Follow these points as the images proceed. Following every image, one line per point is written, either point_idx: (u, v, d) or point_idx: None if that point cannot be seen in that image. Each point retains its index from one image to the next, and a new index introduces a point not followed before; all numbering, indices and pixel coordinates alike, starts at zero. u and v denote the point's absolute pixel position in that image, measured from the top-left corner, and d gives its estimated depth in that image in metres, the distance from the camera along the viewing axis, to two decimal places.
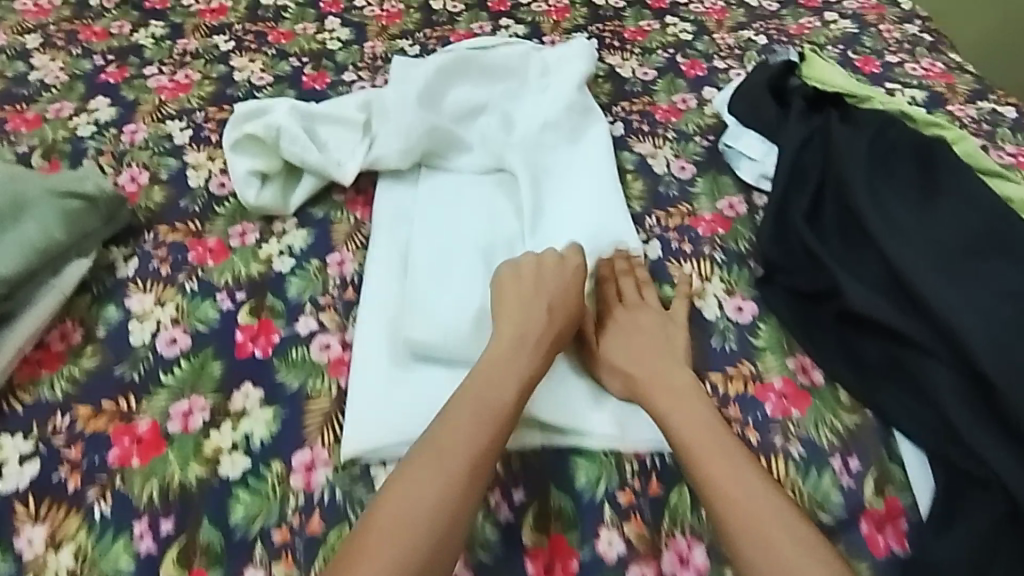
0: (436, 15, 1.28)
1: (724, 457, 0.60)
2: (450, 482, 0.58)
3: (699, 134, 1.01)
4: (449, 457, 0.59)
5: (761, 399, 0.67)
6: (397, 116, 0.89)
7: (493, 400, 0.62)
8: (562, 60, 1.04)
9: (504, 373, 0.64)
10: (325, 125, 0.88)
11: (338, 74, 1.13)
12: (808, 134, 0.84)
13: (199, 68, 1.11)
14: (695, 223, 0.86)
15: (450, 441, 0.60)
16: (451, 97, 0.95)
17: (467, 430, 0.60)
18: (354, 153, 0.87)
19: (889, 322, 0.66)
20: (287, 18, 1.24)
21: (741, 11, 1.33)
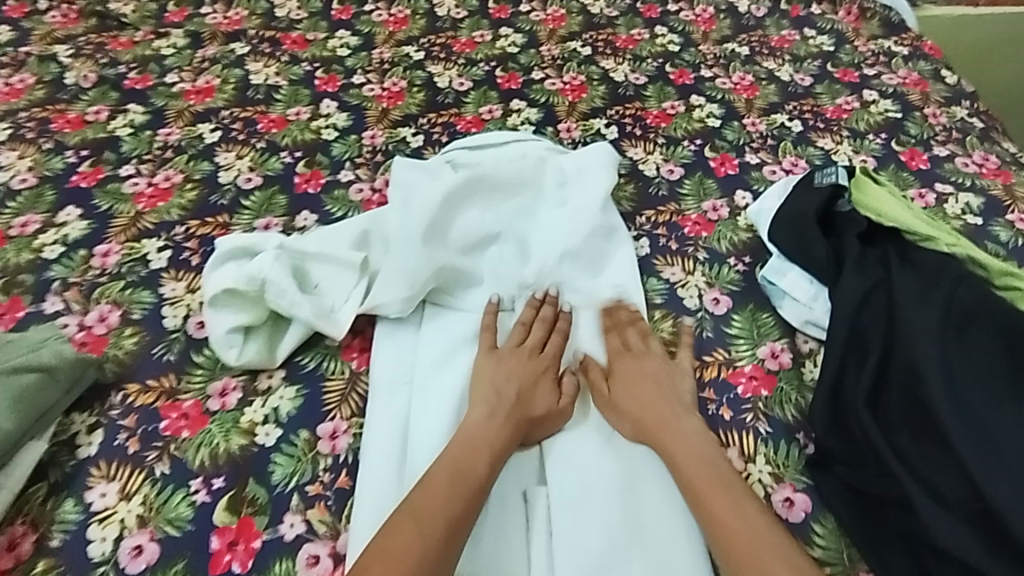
0: (442, 94, 1.18)
1: (710, 486, 0.64)
2: (448, 506, 0.61)
3: (733, 254, 0.92)
4: (447, 486, 0.62)
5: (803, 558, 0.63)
6: (398, 254, 0.80)
7: (486, 432, 0.67)
8: (580, 167, 0.93)
9: (494, 412, 0.69)
10: (317, 265, 0.79)
11: (334, 173, 1.02)
12: (869, 289, 0.74)
13: (181, 166, 1.01)
14: (734, 378, 0.77)
15: (448, 474, 0.63)
16: (458, 223, 0.85)
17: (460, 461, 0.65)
18: (349, 298, 0.78)
19: (976, 563, 0.58)
20: (279, 100, 1.14)
21: (772, 88, 1.23)
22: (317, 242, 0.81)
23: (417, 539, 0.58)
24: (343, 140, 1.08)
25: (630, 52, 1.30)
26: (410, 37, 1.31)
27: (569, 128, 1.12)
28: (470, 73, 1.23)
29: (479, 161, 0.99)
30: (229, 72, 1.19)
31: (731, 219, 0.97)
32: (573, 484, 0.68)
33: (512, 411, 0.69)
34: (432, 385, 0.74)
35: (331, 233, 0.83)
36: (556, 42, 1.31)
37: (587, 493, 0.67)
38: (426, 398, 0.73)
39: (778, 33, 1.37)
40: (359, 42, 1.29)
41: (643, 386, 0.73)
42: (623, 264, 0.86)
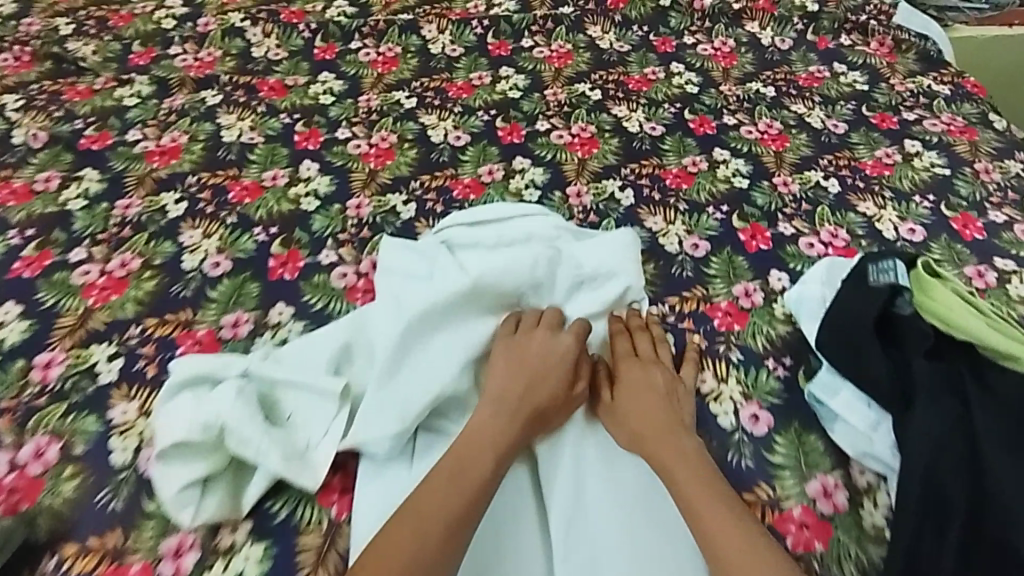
0: (436, 152, 1.06)
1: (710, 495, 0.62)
2: (456, 497, 0.60)
3: (771, 354, 0.80)
4: (448, 485, 0.61)
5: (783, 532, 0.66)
6: (390, 376, 0.70)
7: (491, 424, 0.66)
8: (597, 263, 0.82)
9: (505, 411, 0.67)
10: (289, 393, 0.68)
11: (314, 253, 0.90)
12: (947, 428, 0.63)
13: (139, 247, 0.89)
14: (782, 525, 0.66)
15: (450, 474, 0.62)
16: (460, 332, 0.74)
17: (469, 462, 0.63)
18: (327, 433, 0.67)
19: None
20: (253, 161, 1.01)
21: (804, 137, 1.10)
22: (293, 360, 0.71)
23: (419, 532, 0.58)
24: (325, 211, 0.95)
25: (644, 96, 1.17)
26: (401, 81, 1.19)
27: (579, 193, 1.00)
28: (467, 124, 1.10)
29: (481, 239, 0.88)
30: (198, 127, 1.06)
31: (766, 307, 0.85)
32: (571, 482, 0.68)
33: (525, 405, 0.68)
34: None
35: (307, 345, 0.72)
36: (562, 84, 1.19)
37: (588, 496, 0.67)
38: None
39: (805, 69, 1.24)
40: (344, 88, 1.16)
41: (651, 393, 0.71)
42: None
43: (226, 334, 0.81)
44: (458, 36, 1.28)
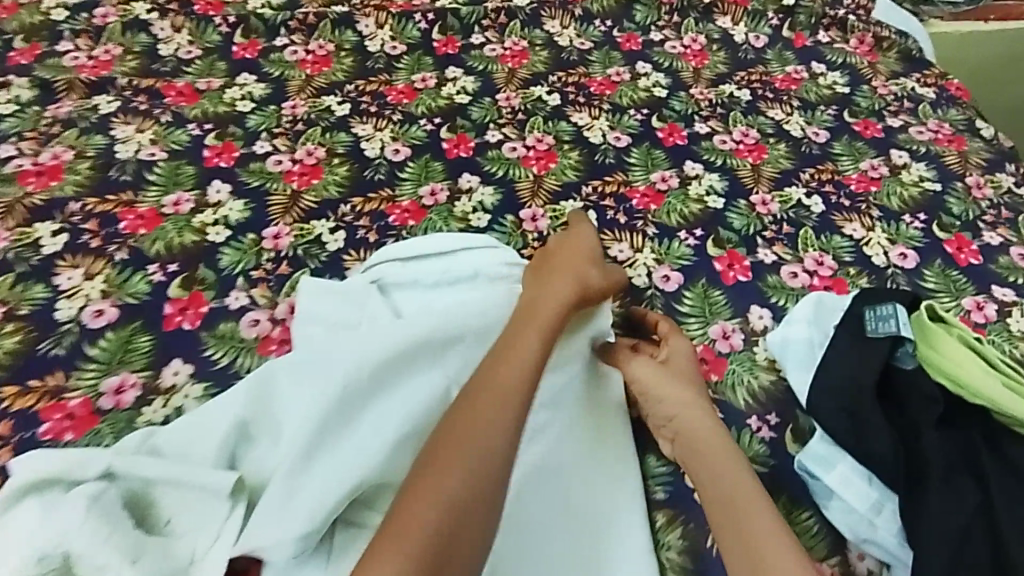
0: (371, 168, 0.92)
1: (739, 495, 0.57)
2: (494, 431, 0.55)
3: (754, 412, 0.69)
4: (469, 441, 0.54)
5: None
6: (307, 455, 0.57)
7: (520, 348, 0.61)
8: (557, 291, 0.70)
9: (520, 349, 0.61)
10: (169, 494, 0.55)
11: (221, 296, 0.76)
12: (965, 518, 0.54)
13: (4, 292, 0.74)
14: None
15: (466, 427, 0.55)
16: (393, 395, 0.62)
17: (488, 418, 0.55)
18: (217, 537, 0.54)
19: None
20: (153, 183, 0.87)
21: (783, 148, 0.99)
22: (184, 447, 0.58)
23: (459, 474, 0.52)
24: (236, 243, 0.82)
25: (608, 101, 1.05)
26: (332, 84, 1.04)
27: (535, 217, 0.88)
28: (408, 134, 0.97)
29: (420, 278, 0.76)
30: (88, 141, 0.91)
31: (747, 350, 0.75)
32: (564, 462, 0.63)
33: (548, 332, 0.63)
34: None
35: (200, 422, 0.59)
36: (516, 87, 1.06)
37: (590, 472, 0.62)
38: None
39: (782, 69, 1.13)
40: (266, 92, 1.02)
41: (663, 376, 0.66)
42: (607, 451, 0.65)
43: (105, 404, 0.67)
44: (400, 31, 1.13)
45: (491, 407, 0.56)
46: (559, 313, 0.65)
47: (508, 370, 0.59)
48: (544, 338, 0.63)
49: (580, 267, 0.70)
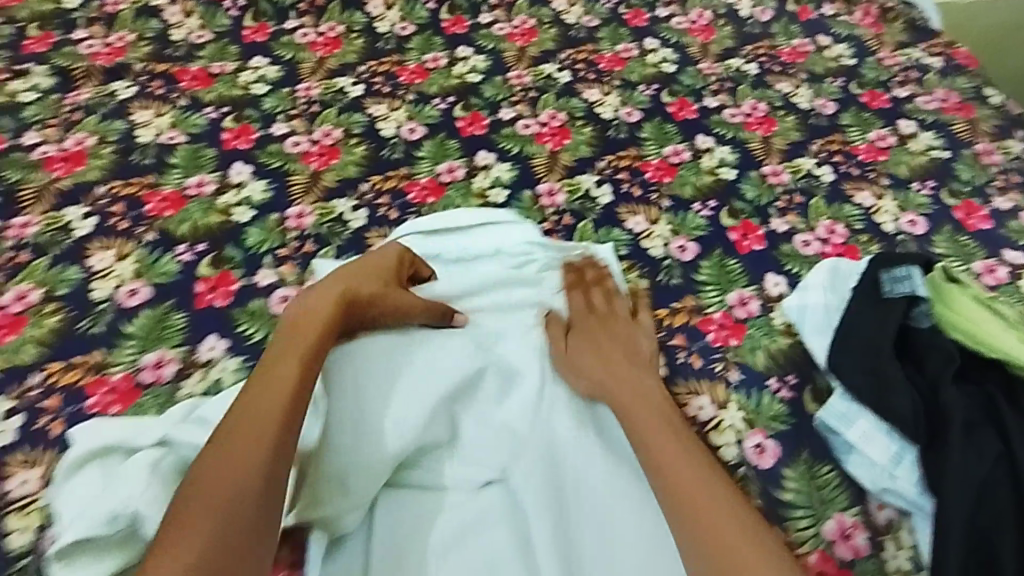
0: (388, 147, 0.93)
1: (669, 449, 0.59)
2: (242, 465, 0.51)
3: (774, 374, 0.72)
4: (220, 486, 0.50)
5: None
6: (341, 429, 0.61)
7: (274, 370, 0.57)
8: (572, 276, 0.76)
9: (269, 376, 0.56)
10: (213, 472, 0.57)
11: (249, 274, 0.78)
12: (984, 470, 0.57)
13: (39, 275, 0.76)
14: None
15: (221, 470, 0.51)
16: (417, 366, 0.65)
17: (235, 449, 0.51)
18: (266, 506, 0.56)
19: None
20: (174, 165, 0.88)
21: (791, 120, 1.01)
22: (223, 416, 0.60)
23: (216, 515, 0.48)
24: (261, 222, 0.83)
25: (618, 77, 1.07)
26: (345, 66, 1.05)
27: (551, 191, 0.89)
28: (422, 114, 0.98)
29: (443, 252, 0.78)
30: (108, 126, 0.92)
31: (764, 317, 0.77)
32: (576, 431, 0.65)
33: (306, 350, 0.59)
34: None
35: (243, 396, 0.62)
36: (526, 65, 1.08)
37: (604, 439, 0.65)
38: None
39: (788, 43, 1.14)
40: (280, 75, 1.03)
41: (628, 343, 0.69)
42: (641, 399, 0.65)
43: (146, 378, 0.69)
44: (409, 12, 1.14)
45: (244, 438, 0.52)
46: (319, 329, 0.61)
47: (272, 399, 0.55)
48: (303, 359, 0.58)
49: (362, 279, 0.66)
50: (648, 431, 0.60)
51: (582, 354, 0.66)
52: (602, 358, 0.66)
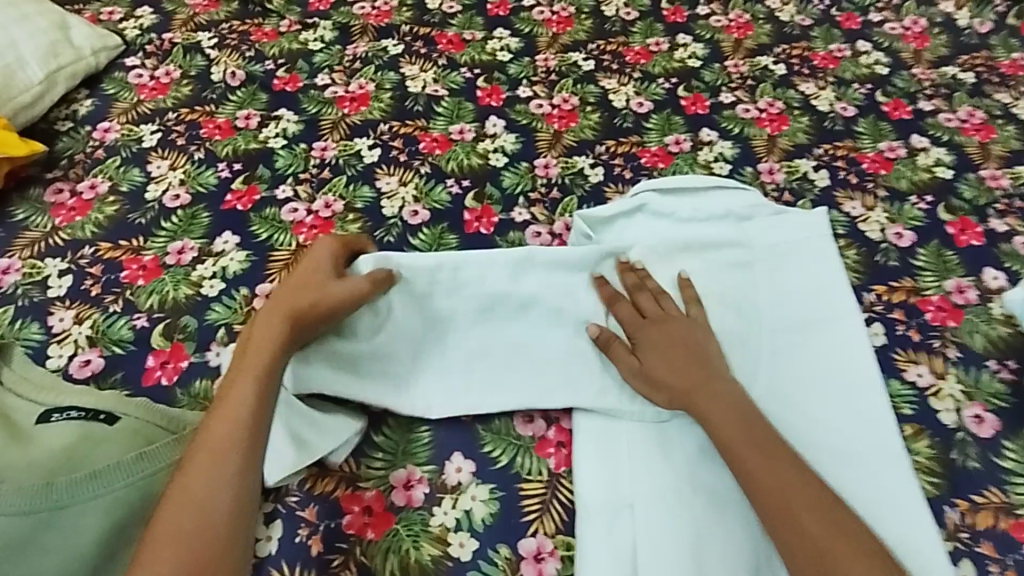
0: (620, 117, 1.04)
1: (747, 435, 0.63)
2: (213, 500, 0.55)
3: (993, 356, 0.76)
4: (201, 525, 0.54)
5: (1020, 539, 0.63)
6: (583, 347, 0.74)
7: (228, 414, 0.59)
8: (795, 246, 0.84)
9: (228, 404, 0.59)
10: (442, 374, 0.72)
11: (507, 210, 0.91)
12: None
13: (340, 189, 0.92)
14: (1020, 533, 0.64)
15: (191, 507, 0.54)
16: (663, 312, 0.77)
17: (188, 483, 0.55)
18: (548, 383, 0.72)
19: None
20: (440, 114, 1.02)
21: (1011, 129, 1.03)
22: (450, 319, 0.74)
23: (182, 544, 0.53)
24: (513, 168, 0.96)
25: (832, 74, 1.12)
26: (577, 42, 1.16)
27: (772, 170, 0.96)
28: (649, 91, 1.08)
29: (675, 212, 0.86)
30: (383, 76, 1.07)
31: (983, 305, 0.81)
32: (797, 376, 0.74)
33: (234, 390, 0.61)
34: (657, 518, 0.64)
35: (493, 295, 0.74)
36: (743, 56, 1.14)
37: (822, 388, 0.73)
38: (653, 552, 0.63)
39: (1008, 56, 1.15)
40: (521, 45, 1.14)
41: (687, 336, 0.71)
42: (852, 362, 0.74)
43: None
44: None
45: (203, 463, 0.56)
46: (270, 355, 0.63)
47: (231, 414, 0.59)
48: (267, 368, 0.62)
49: (302, 292, 0.68)
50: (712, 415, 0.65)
51: (649, 348, 0.70)
52: (654, 352, 0.70)
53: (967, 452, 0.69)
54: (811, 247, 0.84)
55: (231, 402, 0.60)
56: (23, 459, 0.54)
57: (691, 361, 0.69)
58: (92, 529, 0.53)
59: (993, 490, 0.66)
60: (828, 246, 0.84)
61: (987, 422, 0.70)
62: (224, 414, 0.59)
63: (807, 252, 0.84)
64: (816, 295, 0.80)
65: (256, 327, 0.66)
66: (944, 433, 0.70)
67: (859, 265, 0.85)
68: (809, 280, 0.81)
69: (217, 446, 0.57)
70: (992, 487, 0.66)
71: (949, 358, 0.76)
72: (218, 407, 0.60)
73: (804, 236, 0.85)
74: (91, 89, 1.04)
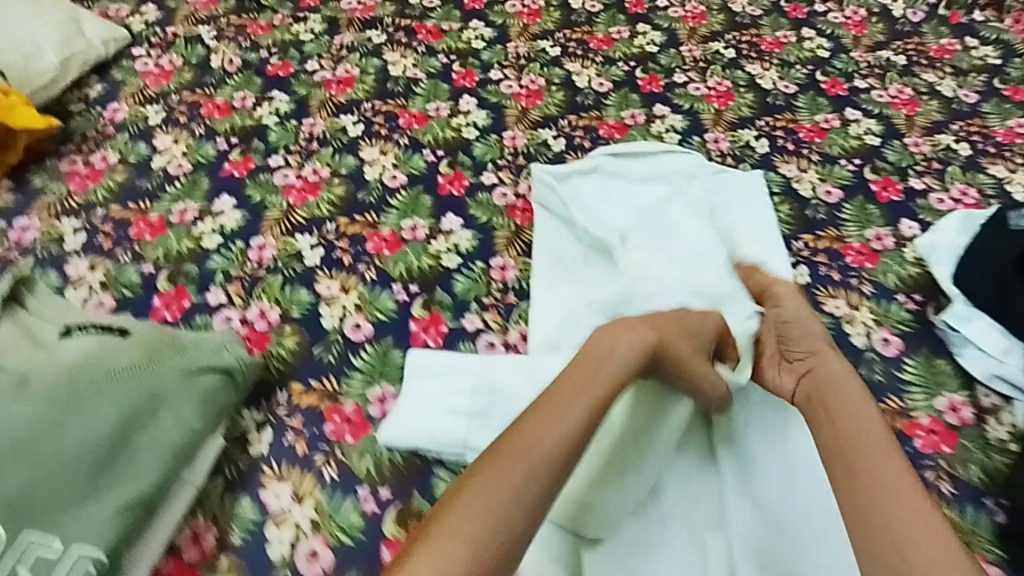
0: (582, 95, 1.14)
1: (866, 468, 0.62)
2: (506, 506, 0.55)
3: (902, 291, 0.86)
4: (490, 537, 0.53)
5: (911, 434, 0.73)
6: (554, 298, 0.85)
7: (549, 431, 0.59)
8: (733, 202, 0.95)
9: (549, 413, 0.60)
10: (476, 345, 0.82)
11: (477, 175, 1.01)
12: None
13: (327, 159, 1.02)
14: (911, 430, 0.73)
15: (484, 512, 0.54)
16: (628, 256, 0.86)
17: (496, 494, 0.55)
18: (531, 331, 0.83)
19: None
20: (418, 94, 1.13)
21: (935, 104, 1.14)
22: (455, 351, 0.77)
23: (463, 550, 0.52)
24: (484, 140, 1.06)
25: (777, 57, 1.23)
26: (545, 31, 1.26)
27: (717, 139, 1.07)
28: (609, 73, 1.18)
29: (628, 171, 0.96)
30: (367, 62, 1.18)
31: (897, 250, 0.91)
32: None
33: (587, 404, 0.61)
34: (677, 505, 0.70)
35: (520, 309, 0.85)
36: (697, 42, 1.25)
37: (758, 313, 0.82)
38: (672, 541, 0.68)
39: (937, 41, 1.27)
40: (493, 35, 1.25)
41: (822, 345, 0.73)
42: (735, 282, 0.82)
43: (407, 236, 0.92)
44: None
45: (513, 475, 0.56)
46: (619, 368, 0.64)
47: (544, 432, 0.59)
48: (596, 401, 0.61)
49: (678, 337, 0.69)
50: (873, 452, 0.63)
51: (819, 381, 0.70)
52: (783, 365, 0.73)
53: (868, 368, 0.78)
54: (748, 202, 0.95)
55: (556, 417, 0.60)
56: (49, 362, 0.64)
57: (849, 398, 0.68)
58: (108, 416, 0.61)
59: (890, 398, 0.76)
60: (763, 199, 0.96)
61: (892, 345, 0.80)
62: (543, 432, 0.59)
63: (746, 207, 0.95)
64: (751, 243, 0.91)
65: (615, 335, 0.67)
66: (853, 354, 0.80)
67: (791, 218, 0.95)
68: (745, 230, 0.92)
69: (518, 465, 0.56)
70: (888, 396, 0.76)
71: (863, 294, 0.86)
72: (533, 422, 0.59)
73: (743, 192, 0.96)
74: (100, 76, 1.14)
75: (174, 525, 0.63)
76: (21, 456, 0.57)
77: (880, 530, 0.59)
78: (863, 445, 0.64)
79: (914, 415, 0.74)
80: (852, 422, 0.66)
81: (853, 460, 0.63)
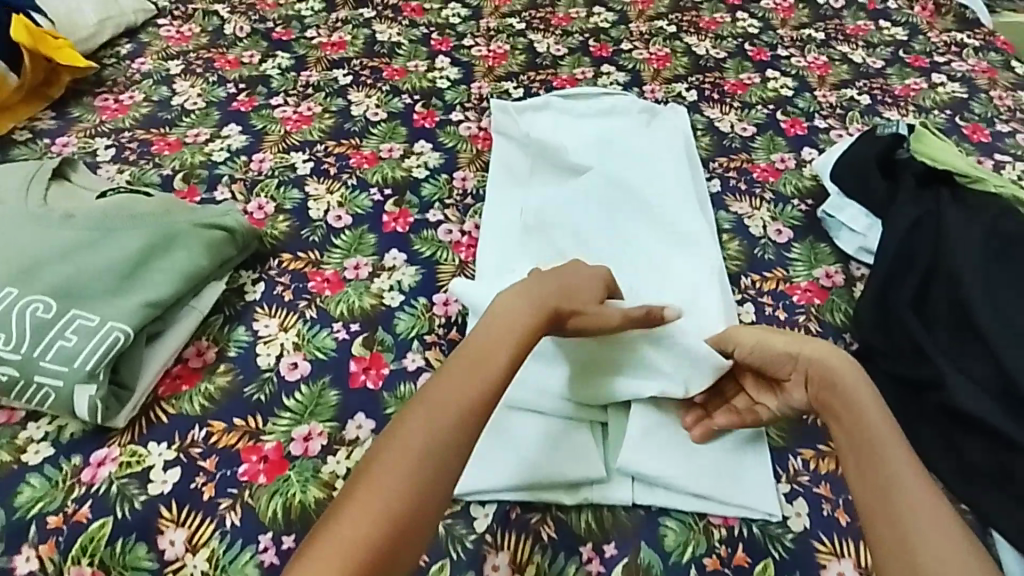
0: (541, 58, 1.33)
1: (871, 452, 0.62)
2: (437, 447, 0.59)
3: (797, 197, 1.03)
4: (427, 481, 0.57)
5: (790, 293, 0.88)
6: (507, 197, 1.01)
7: (465, 384, 0.62)
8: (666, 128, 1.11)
9: (474, 358, 0.64)
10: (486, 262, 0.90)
11: (446, 114, 1.18)
12: (918, 214, 0.86)
13: (320, 100, 1.20)
14: (790, 290, 0.89)
15: (415, 454, 0.58)
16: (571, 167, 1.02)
17: (419, 437, 0.59)
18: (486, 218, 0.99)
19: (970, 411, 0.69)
20: (401, 55, 1.32)
21: (845, 68, 1.33)
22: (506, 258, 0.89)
23: (400, 487, 0.56)
24: (455, 89, 1.24)
25: (713, 33, 1.42)
26: (514, 10, 1.46)
27: (653, 90, 1.25)
28: (566, 42, 1.38)
29: (575, 108, 1.14)
30: (358, 32, 1.38)
31: (797, 169, 1.08)
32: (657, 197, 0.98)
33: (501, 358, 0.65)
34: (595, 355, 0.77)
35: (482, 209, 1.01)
36: (644, 20, 1.45)
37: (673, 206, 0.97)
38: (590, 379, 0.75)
39: (853, 22, 1.47)
40: (469, 12, 1.45)
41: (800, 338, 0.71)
42: (654, 190, 0.98)
43: (384, 155, 1.09)
44: None
45: (447, 416, 0.60)
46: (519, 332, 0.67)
47: (465, 384, 0.62)
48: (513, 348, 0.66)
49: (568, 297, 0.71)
50: (883, 441, 0.62)
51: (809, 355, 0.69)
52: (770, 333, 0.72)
53: (761, 250, 0.94)
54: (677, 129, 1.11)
55: (470, 371, 0.63)
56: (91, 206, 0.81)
57: (851, 381, 0.67)
58: (132, 244, 0.77)
59: (777, 269, 0.92)
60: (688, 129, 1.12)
61: (785, 234, 0.96)
62: (459, 381, 0.62)
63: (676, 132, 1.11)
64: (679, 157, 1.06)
65: (510, 302, 0.69)
66: (750, 239, 0.96)
67: (710, 146, 1.12)
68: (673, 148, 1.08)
69: (448, 401, 0.61)
70: (775, 268, 0.92)
71: (764, 199, 1.02)
72: (449, 373, 0.63)
73: (675, 122, 1.13)
74: (130, 37, 1.34)
75: (182, 339, 0.78)
76: (66, 262, 0.75)
77: (890, 525, 0.57)
78: (860, 434, 0.64)
79: (795, 280, 0.90)
80: (859, 416, 0.65)
81: (855, 443, 0.64)
